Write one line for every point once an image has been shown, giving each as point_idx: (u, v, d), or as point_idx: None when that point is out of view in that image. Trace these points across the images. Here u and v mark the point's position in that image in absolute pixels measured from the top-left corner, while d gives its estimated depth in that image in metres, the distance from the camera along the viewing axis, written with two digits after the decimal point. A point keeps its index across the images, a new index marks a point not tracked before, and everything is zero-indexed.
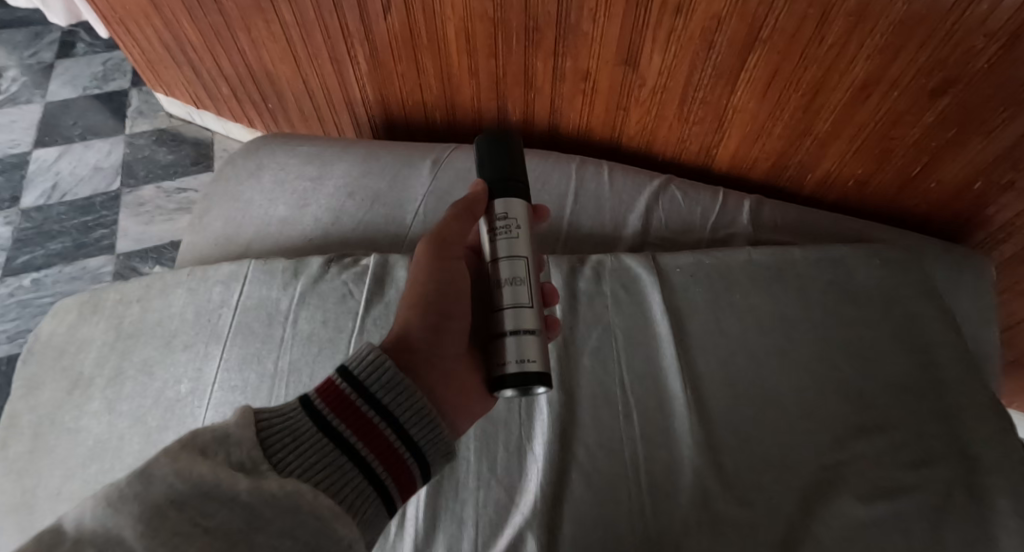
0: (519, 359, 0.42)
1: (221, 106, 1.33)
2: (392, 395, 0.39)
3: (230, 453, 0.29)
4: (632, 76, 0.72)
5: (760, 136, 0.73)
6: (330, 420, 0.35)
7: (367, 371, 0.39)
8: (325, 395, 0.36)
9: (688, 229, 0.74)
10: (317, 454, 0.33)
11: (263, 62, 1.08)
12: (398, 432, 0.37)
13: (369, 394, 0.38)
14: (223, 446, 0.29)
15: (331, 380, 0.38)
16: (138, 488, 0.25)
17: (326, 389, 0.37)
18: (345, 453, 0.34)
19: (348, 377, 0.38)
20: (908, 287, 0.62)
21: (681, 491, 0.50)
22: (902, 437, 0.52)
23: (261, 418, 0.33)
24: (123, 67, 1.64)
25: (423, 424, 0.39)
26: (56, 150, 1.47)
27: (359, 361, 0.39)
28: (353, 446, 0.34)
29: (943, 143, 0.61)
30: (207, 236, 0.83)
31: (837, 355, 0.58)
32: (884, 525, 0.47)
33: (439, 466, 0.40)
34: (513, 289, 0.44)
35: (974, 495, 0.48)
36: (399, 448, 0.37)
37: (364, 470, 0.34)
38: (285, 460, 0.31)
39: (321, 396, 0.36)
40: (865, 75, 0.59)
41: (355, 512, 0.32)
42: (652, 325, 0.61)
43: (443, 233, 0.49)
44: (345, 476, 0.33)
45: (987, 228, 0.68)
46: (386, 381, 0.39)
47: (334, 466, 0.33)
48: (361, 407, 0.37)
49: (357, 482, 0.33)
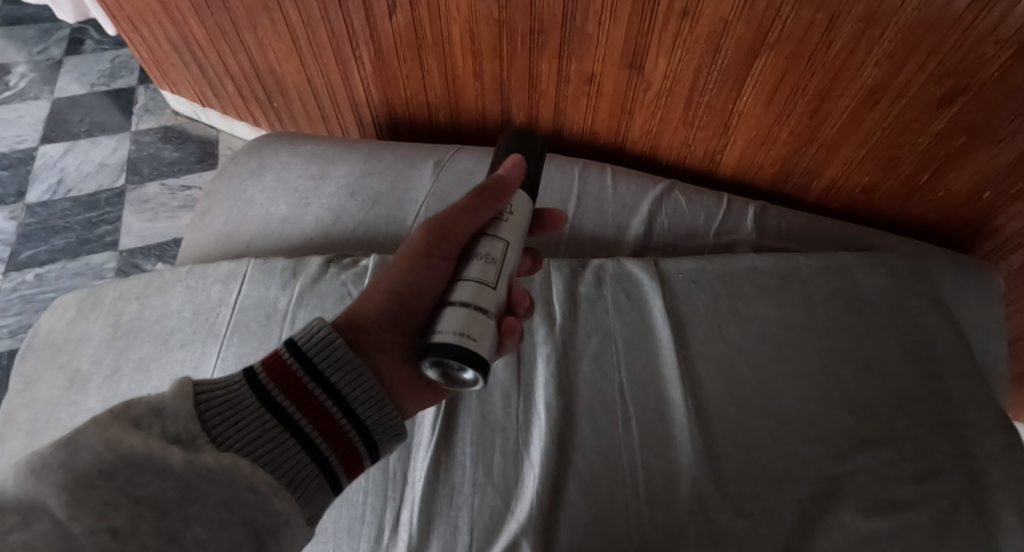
0: (458, 331, 0.37)
1: (227, 105, 1.33)
2: (340, 373, 0.38)
3: (165, 426, 0.30)
4: (637, 80, 0.72)
5: (766, 142, 0.72)
6: (273, 395, 0.35)
7: (318, 347, 0.38)
8: (270, 368, 0.36)
9: (690, 234, 0.74)
10: (259, 428, 0.33)
11: (268, 61, 1.08)
12: (345, 411, 0.37)
13: (315, 370, 0.37)
14: (158, 418, 0.30)
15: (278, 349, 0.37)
16: (64, 458, 0.27)
17: (270, 359, 0.37)
18: (286, 429, 0.34)
19: (296, 352, 0.37)
20: (913, 297, 0.61)
21: (679, 501, 0.49)
22: (906, 450, 0.51)
23: (201, 389, 0.33)
24: (131, 64, 1.64)
25: (372, 404, 0.38)
26: (62, 146, 1.47)
27: (309, 336, 0.38)
28: (296, 422, 0.35)
29: (951, 151, 0.61)
30: (209, 234, 0.83)
31: (841, 365, 0.57)
32: (886, 540, 0.46)
33: (389, 446, 0.40)
34: (484, 265, 0.41)
35: (981, 511, 0.47)
36: (345, 425, 0.37)
37: (306, 447, 0.34)
38: (224, 434, 0.32)
39: (268, 371, 0.36)
40: (873, 82, 0.58)
41: (295, 488, 0.33)
42: (653, 330, 0.60)
43: (444, 225, 0.44)
44: (287, 452, 0.33)
45: (995, 239, 0.67)
46: (335, 357, 0.38)
47: (275, 442, 0.33)
48: (306, 382, 0.36)
49: (297, 459, 0.34)
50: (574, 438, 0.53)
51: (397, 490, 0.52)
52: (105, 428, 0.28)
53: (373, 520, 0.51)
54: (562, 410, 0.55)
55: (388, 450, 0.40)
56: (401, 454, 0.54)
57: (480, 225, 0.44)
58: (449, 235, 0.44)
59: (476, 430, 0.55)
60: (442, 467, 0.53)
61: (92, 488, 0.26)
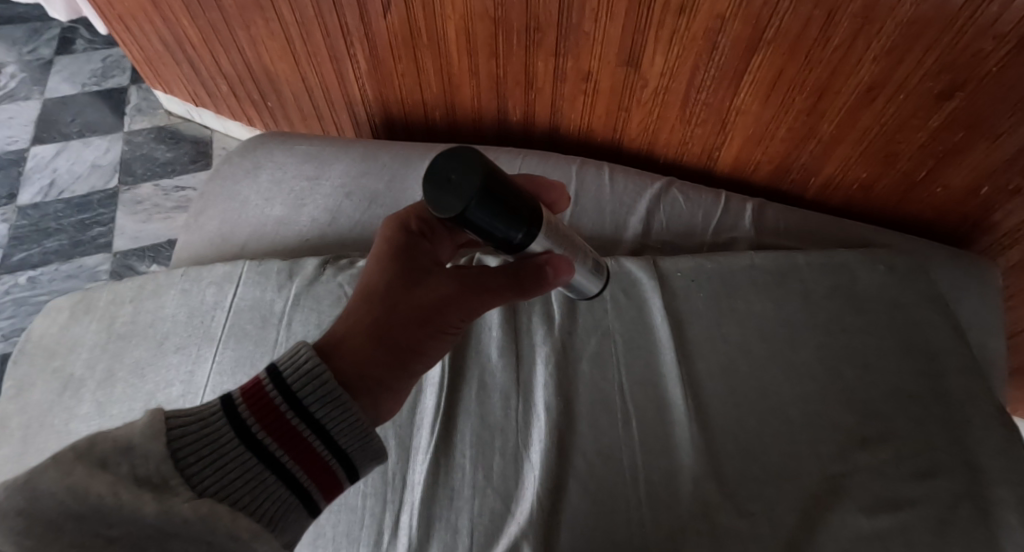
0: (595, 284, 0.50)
1: (220, 104, 1.32)
2: (323, 406, 0.37)
3: (134, 466, 0.29)
4: (634, 77, 0.71)
5: (763, 139, 0.71)
6: (252, 431, 0.34)
7: (302, 380, 0.37)
8: (251, 402, 0.35)
9: (689, 232, 0.74)
10: (236, 468, 0.33)
11: (261, 59, 1.07)
12: (328, 443, 0.36)
13: (297, 403, 0.36)
14: (126, 458, 0.29)
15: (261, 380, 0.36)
16: (22, 505, 0.26)
17: (253, 391, 0.36)
18: (266, 466, 0.34)
19: (279, 385, 0.36)
20: (913, 293, 0.61)
21: (680, 501, 0.49)
22: (906, 447, 0.51)
23: (176, 425, 0.33)
24: (122, 63, 1.63)
25: (354, 436, 0.38)
26: (54, 146, 1.46)
27: (294, 368, 0.37)
28: (276, 459, 0.34)
29: (949, 147, 0.60)
30: (203, 235, 0.82)
31: (841, 363, 0.56)
32: (887, 538, 0.46)
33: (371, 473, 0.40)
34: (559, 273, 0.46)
35: (982, 507, 0.47)
36: (327, 458, 0.36)
37: (287, 483, 0.34)
38: (200, 476, 0.31)
39: (248, 405, 0.35)
40: (871, 78, 0.58)
41: (276, 525, 0.34)
42: (652, 330, 0.60)
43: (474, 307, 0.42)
44: (265, 490, 0.33)
45: (993, 234, 0.67)
46: (320, 393, 0.37)
47: (254, 481, 0.33)
48: (287, 416, 0.35)
49: (277, 495, 0.34)
50: (574, 437, 0.53)
51: (396, 493, 0.52)
52: (67, 472, 0.27)
53: (373, 523, 0.51)
54: (560, 412, 0.54)
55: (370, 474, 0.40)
56: (400, 455, 0.54)
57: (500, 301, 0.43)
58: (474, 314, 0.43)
59: (475, 432, 0.54)
60: (441, 469, 0.53)
61: (60, 533, 0.25)
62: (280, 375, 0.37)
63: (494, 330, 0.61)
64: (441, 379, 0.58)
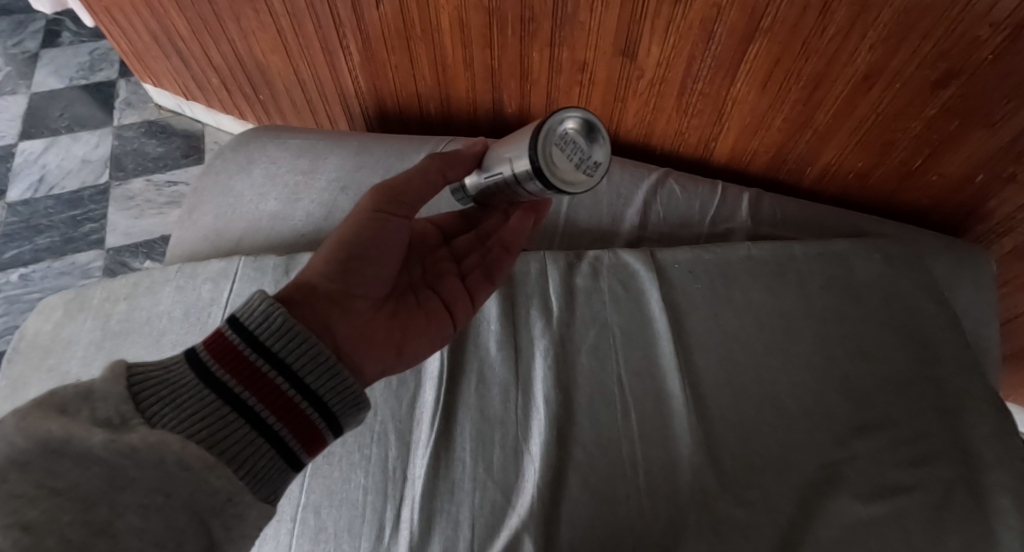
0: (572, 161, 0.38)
1: (211, 98, 1.30)
2: (283, 342, 0.40)
3: (94, 409, 0.31)
4: (630, 67, 0.71)
5: (760, 129, 0.71)
6: (216, 375, 0.36)
7: (258, 320, 0.40)
8: (213, 348, 0.38)
9: (686, 223, 0.74)
10: (197, 405, 0.34)
11: (253, 52, 1.05)
12: (295, 382, 0.39)
13: (259, 344, 0.39)
14: (87, 402, 0.32)
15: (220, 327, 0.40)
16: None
17: (214, 341, 0.38)
18: (230, 405, 0.36)
19: (239, 329, 0.39)
20: (909, 281, 0.61)
21: (680, 491, 0.49)
22: (902, 434, 0.51)
23: (135, 371, 0.35)
24: (111, 56, 1.60)
25: (324, 374, 0.40)
26: (42, 142, 1.44)
27: (249, 310, 0.40)
28: (241, 398, 0.36)
29: (946, 135, 0.60)
30: (198, 231, 0.80)
31: (838, 353, 0.57)
32: (882, 523, 0.47)
33: (347, 414, 0.42)
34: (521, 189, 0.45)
35: (975, 493, 0.48)
36: (298, 399, 0.39)
37: (255, 423, 0.36)
38: (159, 413, 0.33)
39: (208, 347, 0.38)
40: (867, 66, 0.57)
41: (244, 465, 0.34)
42: (650, 321, 0.60)
43: (395, 187, 0.54)
44: (230, 425, 0.35)
45: (987, 222, 0.68)
46: (277, 328, 0.40)
47: (218, 418, 0.34)
48: (252, 358, 0.38)
49: (245, 435, 0.35)
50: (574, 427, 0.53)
51: (397, 487, 0.50)
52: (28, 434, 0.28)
53: (374, 518, 0.49)
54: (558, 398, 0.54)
55: (347, 418, 0.42)
56: (400, 449, 0.53)
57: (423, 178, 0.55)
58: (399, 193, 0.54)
59: (475, 425, 0.54)
60: (441, 463, 0.52)
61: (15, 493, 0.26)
62: (237, 319, 0.40)
63: (492, 324, 0.60)
64: (440, 372, 0.57)
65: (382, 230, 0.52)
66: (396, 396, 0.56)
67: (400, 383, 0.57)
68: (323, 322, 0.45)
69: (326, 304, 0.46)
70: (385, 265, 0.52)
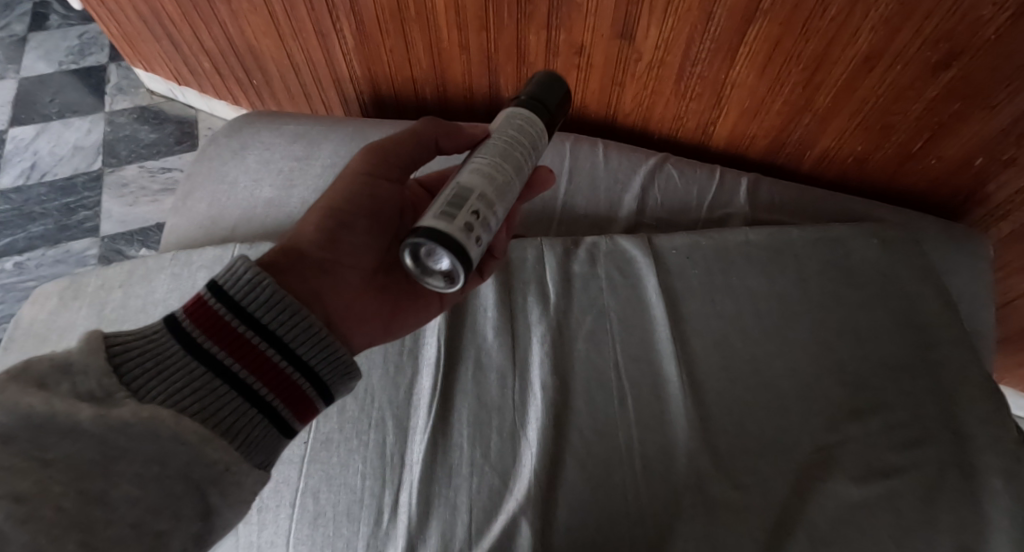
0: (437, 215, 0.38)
1: (204, 83, 1.28)
2: (268, 312, 0.40)
3: (75, 385, 0.32)
4: (628, 51, 0.69)
5: (759, 113, 0.71)
6: (202, 345, 0.37)
7: (243, 290, 0.40)
8: (195, 317, 0.38)
9: (683, 209, 0.74)
10: (185, 378, 0.36)
11: (245, 36, 1.03)
12: (283, 352, 0.40)
13: (245, 313, 0.39)
14: (67, 377, 0.33)
15: (203, 296, 0.39)
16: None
17: (195, 308, 0.39)
18: (219, 377, 0.37)
19: (220, 296, 0.39)
20: (907, 265, 0.61)
21: (675, 475, 0.50)
22: (896, 417, 0.52)
23: (115, 342, 0.36)
24: (100, 40, 1.57)
25: (313, 345, 0.41)
26: (33, 128, 1.42)
27: (233, 279, 0.40)
28: (229, 370, 0.37)
29: (946, 118, 0.60)
30: (192, 218, 0.80)
31: (834, 337, 0.57)
32: (873, 505, 0.48)
33: (337, 382, 0.43)
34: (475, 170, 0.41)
35: (967, 474, 0.49)
36: (288, 369, 0.40)
37: (245, 393, 0.38)
38: (148, 387, 0.34)
39: (191, 317, 0.38)
40: (868, 48, 0.57)
41: (236, 436, 0.36)
42: (647, 307, 0.60)
43: (387, 152, 0.54)
44: (219, 398, 0.36)
45: (986, 205, 0.67)
46: (263, 299, 0.40)
47: (207, 391, 0.36)
48: (239, 328, 0.39)
49: (235, 405, 0.37)
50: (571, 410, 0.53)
51: (394, 472, 0.51)
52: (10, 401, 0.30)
53: (372, 502, 0.49)
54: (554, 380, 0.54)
55: (338, 386, 0.43)
56: (397, 435, 0.52)
57: (412, 151, 0.55)
58: (389, 158, 0.54)
59: (473, 410, 0.54)
60: (439, 449, 0.52)
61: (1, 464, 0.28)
62: (220, 288, 0.40)
63: (489, 311, 0.60)
64: (437, 358, 0.57)
65: (375, 193, 0.53)
66: (394, 382, 0.55)
67: (397, 369, 0.56)
68: (312, 291, 0.45)
69: (313, 272, 0.47)
70: (377, 234, 0.52)
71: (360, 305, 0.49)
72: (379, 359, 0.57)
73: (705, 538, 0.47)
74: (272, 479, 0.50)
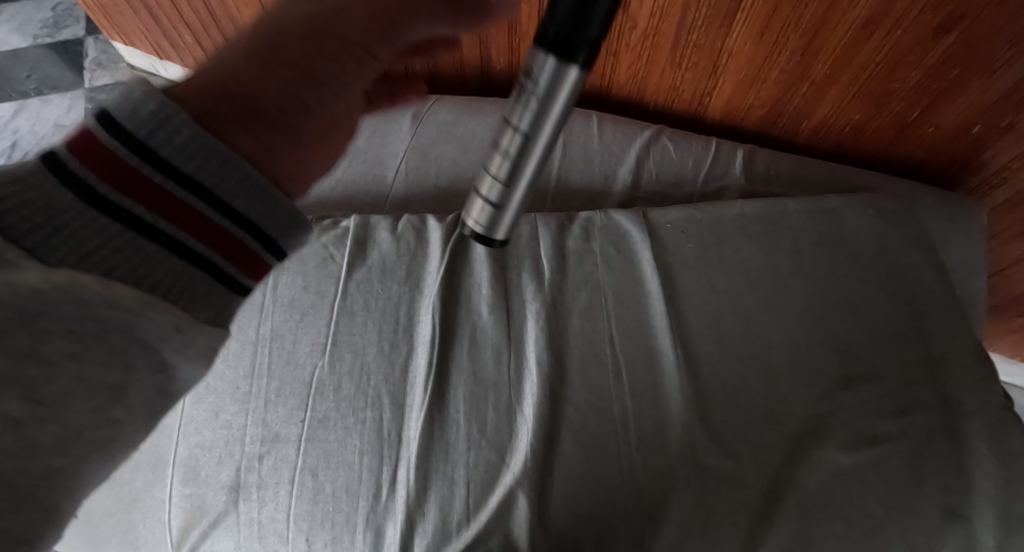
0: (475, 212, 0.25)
1: (186, 57, 1.24)
2: (187, 142, 0.26)
3: None
4: (622, 19, 0.67)
5: (756, 82, 0.69)
6: (99, 192, 0.24)
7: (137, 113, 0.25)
8: (77, 151, 0.24)
9: (679, 182, 0.73)
10: (96, 238, 0.23)
11: (226, 8, 0.99)
12: (210, 199, 0.27)
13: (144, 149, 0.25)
14: None
15: (87, 127, 0.25)
16: None
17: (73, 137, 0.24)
18: (142, 233, 0.25)
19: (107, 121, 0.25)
20: (901, 235, 0.61)
21: (670, 446, 0.51)
22: (887, 387, 0.52)
23: None
24: (76, 12, 1.51)
25: (247, 190, 0.28)
26: (11, 105, 1.38)
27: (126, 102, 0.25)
28: (153, 225, 0.25)
29: (944, 85, 0.59)
30: None
31: (827, 309, 0.57)
32: (862, 471, 0.49)
33: (287, 243, 0.31)
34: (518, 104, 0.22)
35: (954, 440, 0.50)
36: (222, 221, 0.27)
37: (176, 250, 0.26)
38: (46, 245, 0.22)
39: (72, 152, 0.24)
40: (869, 12, 0.55)
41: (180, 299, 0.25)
42: (642, 281, 0.60)
43: None
44: (160, 261, 0.25)
45: (981, 174, 0.67)
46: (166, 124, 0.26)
47: (146, 254, 0.24)
48: (145, 169, 0.25)
49: (176, 268, 0.25)
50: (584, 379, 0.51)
51: (392, 448, 0.51)
52: None
53: (370, 478, 0.50)
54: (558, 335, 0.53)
55: (294, 247, 0.31)
56: (394, 412, 0.53)
57: None
58: None
59: (469, 387, 0.54)
60: (436, 425, 0.52)
61: None
62: (114, 121, 0.25)
63: (484, 287, 0.60)
64: (432, 336, 0.56)
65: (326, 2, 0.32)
66: (389, 361, 0.55)
67: (392, 347, 0.56)
68: (263, 144, 0.30)
69: (265, 123, 0.30)
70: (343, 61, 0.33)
71: (305, 156, 0.33)
72: (373, 338, 0.56)
73: (697, 507, 0.48)
74: (270, 458, 0.50)
